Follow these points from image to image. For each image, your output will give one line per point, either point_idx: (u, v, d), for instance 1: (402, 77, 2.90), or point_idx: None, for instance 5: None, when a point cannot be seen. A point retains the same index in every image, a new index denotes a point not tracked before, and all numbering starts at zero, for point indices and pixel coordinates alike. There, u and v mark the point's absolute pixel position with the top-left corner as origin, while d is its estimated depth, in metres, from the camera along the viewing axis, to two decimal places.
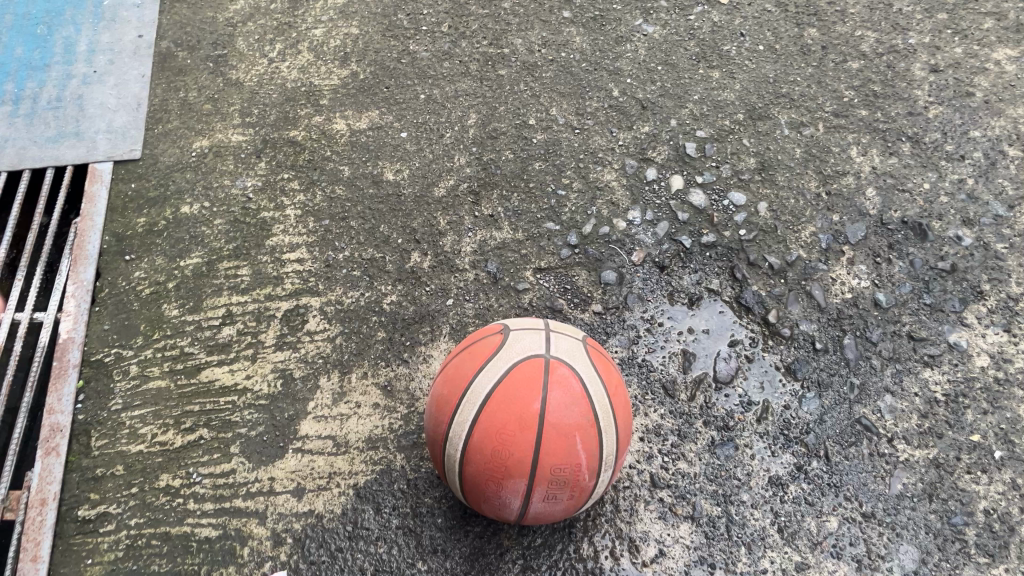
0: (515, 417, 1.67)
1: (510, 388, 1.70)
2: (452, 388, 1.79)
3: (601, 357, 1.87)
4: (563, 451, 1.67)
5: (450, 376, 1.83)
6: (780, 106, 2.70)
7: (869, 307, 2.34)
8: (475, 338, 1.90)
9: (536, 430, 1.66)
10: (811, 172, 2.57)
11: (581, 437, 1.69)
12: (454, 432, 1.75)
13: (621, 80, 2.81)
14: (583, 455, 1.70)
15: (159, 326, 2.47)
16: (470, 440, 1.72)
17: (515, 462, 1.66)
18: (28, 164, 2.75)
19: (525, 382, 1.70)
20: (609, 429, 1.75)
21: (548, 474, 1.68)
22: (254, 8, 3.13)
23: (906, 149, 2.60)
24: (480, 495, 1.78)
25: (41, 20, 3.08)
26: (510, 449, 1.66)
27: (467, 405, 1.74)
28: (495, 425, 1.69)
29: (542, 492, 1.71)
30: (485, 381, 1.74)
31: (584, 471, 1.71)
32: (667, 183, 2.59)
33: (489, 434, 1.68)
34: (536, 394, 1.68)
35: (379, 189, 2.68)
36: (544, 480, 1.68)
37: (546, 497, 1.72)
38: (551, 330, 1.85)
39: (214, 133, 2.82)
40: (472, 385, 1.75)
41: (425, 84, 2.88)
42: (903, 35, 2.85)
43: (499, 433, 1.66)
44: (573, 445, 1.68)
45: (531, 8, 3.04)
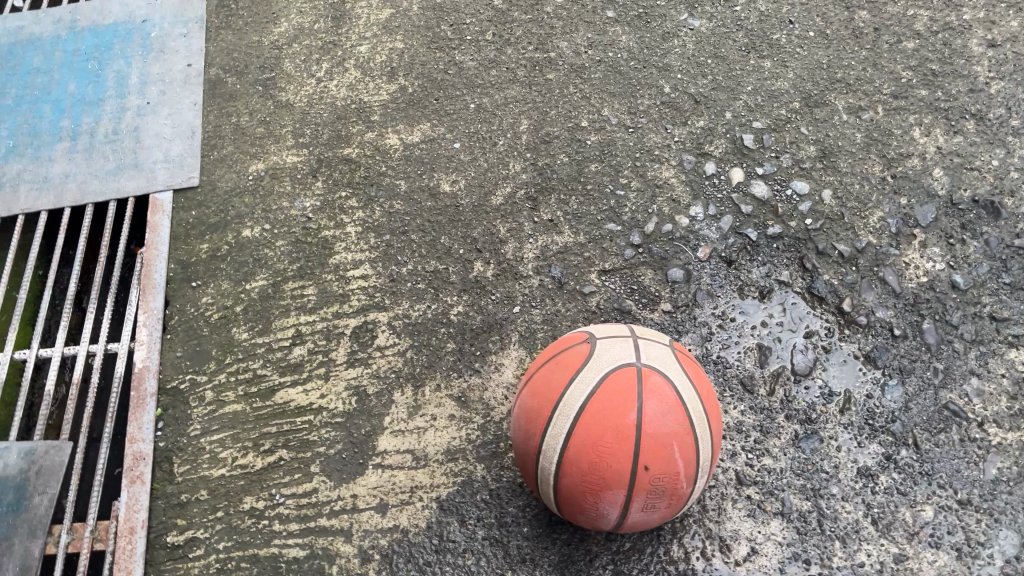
0: (612, 428, 1.65)
1: (604, 399, 1.68)
2: (542, 400, 1.77)
3: (688, 362, 1.85)
4: (662, 460, 1.65)
5: (538, 388, 1.81)
6: (837, 91, 2.67)
7: (946, 290, 2.30)
8: (558, 349, 1.87)
9: (634, 441, 1.64)
10: (874, 156, 2.53)
11: (678, 444, 1.67)
12: (548, 444, 1.74)
13: (671, 76, 2.79)
14: (680, 462, 1.68)
15: (230, 351, 2.49)
16: (566, 452, 1.70)
17: (614, 472, 1.64)
18: (91, 198, 2.79)
19: (619, 392, 1.68)
20: (703, 433, 1.74)
21: (647, 484, 1.66)
22: (298, 28, 3.15)
23: (971, 127, 2.55)
24: (576, 507, 1.77)
25: (91, 55, 3.12)
26: (609, 461, 1.64)
27: (560, 418, 1.72)
28: (592, 437, 1.67)
29: (641, 501, 1.69)
30: (577, 391, 1.72)
31: (682, 478, 1.70)
32: (728, 176, 2.57)
33: (587, 446, 1.66)
34: (632, 405, 1.65)
35: (436, 202, 2.68)
36: (643, 490, 1.67)
37: (645, 506, 1.71)
38: (637, 336, 1.82)
39: (269, 155, 2.85)
40: (564, 396, 1.73)
41: (474, 94, 2.88)
42: (957, 12, 2.79)
43: (597, 445, 1.65)
44: (671, 453, 1.66)
45: (574, 10, 3.02)
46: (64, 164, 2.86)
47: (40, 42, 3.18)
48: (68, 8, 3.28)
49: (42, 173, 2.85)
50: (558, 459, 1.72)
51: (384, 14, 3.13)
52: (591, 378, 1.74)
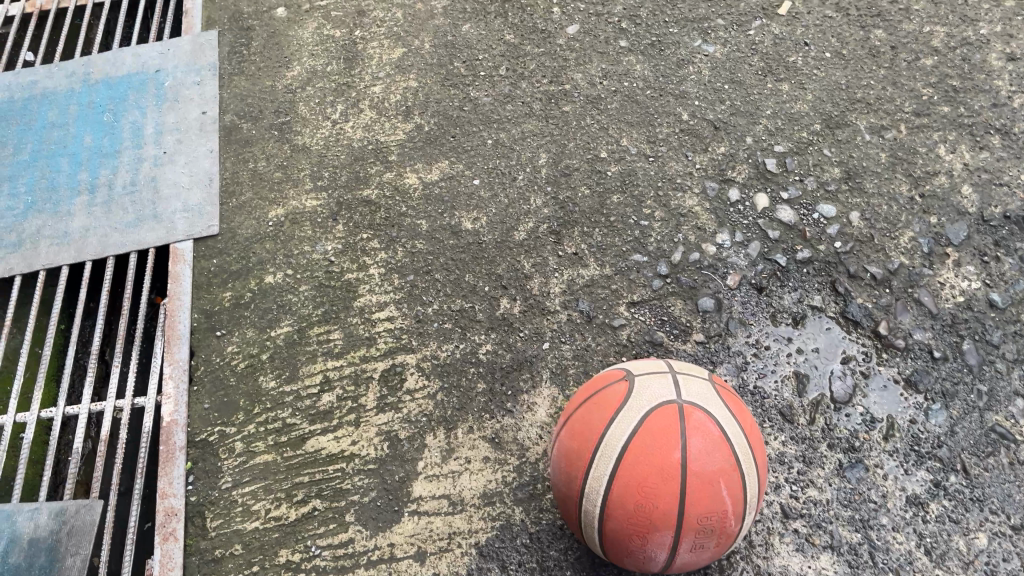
0: (657, 469, 1.60)
1: (647, 438, 1.63)
2: (583, 441, 1.73)
3: (729, 397, 1.81)
4: (709, 499, 1.60)
5: (578, 430, 1.77)
6: (857, 112, 2.65)
7: (984, 310, 2.26)
8: (594, 389, 1.84)
9: (682, 480, 1.59)
10: (900, 176, 2.50)
11: (725, 483, 1.62)
12: (591, 487, 1.69)
13: (689, 103, 2.78)
14: (728, 500, 1.63)
15: (258, 400, 2.46)
16: (610, 495, 1.65)
17: (660, 514, 1.59)
18: (113, 251, 2.77)
19: (662, 432, 1.64)
20: (749, 469, 1.69)
21: (695, 525, 1.60)
22: (311, 71, 3.14)
23: (997, 142, 2.53)
24: (622, 551, 1.71)
25: (106, 108, 3.12)
26: (654, 502, 1.59)
27: (602, 460, 1.68)
28: (635, 478, 1.62)
29: (689, 542, 1.63)
30: (618, 430, 1.68)
31: (731, 517, 1.64)
32: (753, 202, 2.55)
33: (631, 487, 1.61)
34: (675, 444, 1.61)
35: (459, 239, 2.66)
36: (691, 531, 1.61)
37: (694, 547, 1.64)
38: (676, 372, 1.79)
39: (288, 200, 2.83)
40: (606, 438, 1.69)
41: (491, 129, 2.87)
42: (973, 27, 2.78)
43: (642, 486, 1.59)
44: (718, 491, 1.61)
45: (586, 40, 3.01)
46: (83, 217, 2.84)
47: (53, 97, 3.18)
48: (80, 61, 3.28)
49: (61, 228, 2.83)
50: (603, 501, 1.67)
51: (397, 53, 3.13)
52: (632, 418, 1.70)
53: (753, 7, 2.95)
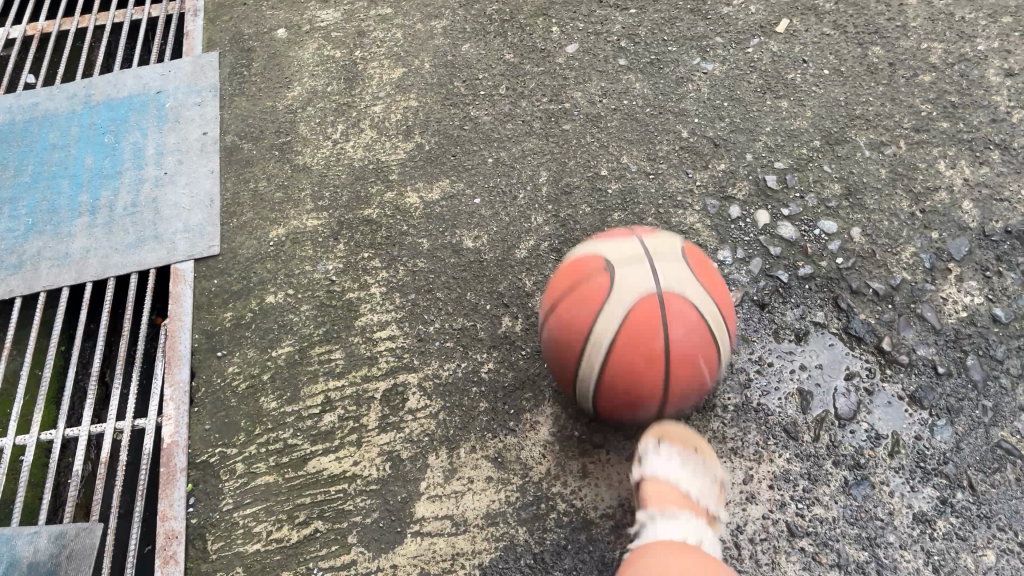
0: (643, 355, 1.68)
1: (632, 326, 1.68)
2: (569, 333, 1.78)
3: (695, 254, 1.85)
4: (691, 371, 1.71)
5: (563, 318, 1.81)
6: (857, 128, 2.64)
7: (987, 325, 2.25)
8: (567, 279, 1.85)
9: (665, 363, 1.69)
10: (900, 191, 2.50)
11: (704, 356, 1.73)
12: (583, 373, 1.79)
13: (688, 120, 2.79)
14: (707, 368, 1.76)
15: (259, 421, 2.45)
16: (600, 379, 1.76)
17: (649, 394, 1.73)
18: (113, 271, 2.77)
19: (645, 318, 1.68)
20: (717, 300, 1.79)
21: (680, 393, 1.75)
22: (311, 92, 3.15)
23: (997, 157, 2.51)
24: (614, 412, 1.86)
25: (107, 129, 3.12)
26: (642, 384, 1.71)
27: (590, 348, 1.75)
28: (625, 365, 1.71)
29: (674, 405, 1.80)
30: (604, 320, 1.71)
31: (709, 374, 1.78)
32: (753, 219, 2.55)
33: (620, 373, 1.72)
34: (658, 331, 1.67)
35: (460, 258, 2.66)
36: (676, 398, 1.76)
37: (677, 405, 1.81)
38: (645, 243, 1.80)
39: (289, 220, 2.83)
40: (592, 331, 1.73)
41: (492, 148, 2.88)
42: (971, 43, 2.77)
43: (631, 375, 1.70)
44: (699, 365, 1.73)
45: (585, 59, 3.02)
46: (84, 239, 2.84)
47: (55, 118, 3.18)
48: (82, 83, 3.29)
49: (62, 249, 2.83)
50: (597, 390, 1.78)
51: (397, 73, 3.14)
52: (614, 304, 1.71)
53: (751, 25, 2.95)
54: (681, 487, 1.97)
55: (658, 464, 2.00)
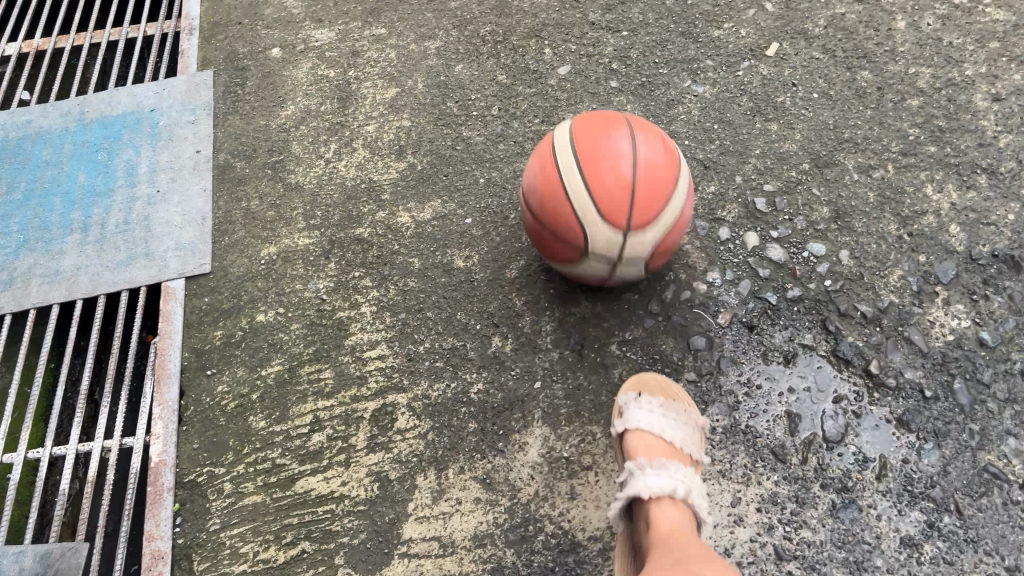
0: (603, 119, 2.07)
1: (588, 116, 2.11)
2: (543, 149, 2.13)
3: None
4: (642, 125, 2.10)
5: (535, 154, 2.16)
6: (845, 151, 2.66)
7: (974, 348, 2.26)
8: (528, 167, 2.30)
9: (622, 118, 2.08)
10: (888, 215, 2.51)
11: (647, 122, 2.13)
12: (562, 155, 2.04)
13: (679, 142, 2.80)
14: (656, 128, 2.12)
15: (248, 440, 2.44)
16: (575, 137, 2.05)
17: (615, 133, 2.02)
18: (104, 289, 2.77)
19: (594, 115, 2.12)
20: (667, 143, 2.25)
21: (639, 128, 2.07)
22: (304, 111, 3.17)
23: (983, 182, 2.51)
24: (602, 195, 1.97)
25: (100, 146, 3.13)
26: (605, 124, 2.05)
27: (563, 139, 2.07)
28: (588, 125, 2.06)
29: (644, 138, 2.04)
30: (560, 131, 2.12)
31: (662, 135, 2.12)
32: (742, 241, 2.56)
33: (588, 128, 2.04)
34: (607, 115, 2.09)
35: (451, 277, 2.66)
36: (639, 129, 2.06)
37: (649, 140, 2.04)
38: None
39: (280, 239, 2.84)
40: (559, 130, 2.11)
41: (484, 168, 2.89)
42: (958, 68, 2.75)
43: (596, 122, 2.05)
44: (645, 123, 2.12)
45: (577, 81, 3.04)
46: (75, 256, 2.84)
47: (49, 135, 3.19)
48: (77, 101, 3.30)
49: (53, 266, 2.83)
50: (573, 156, 2.02)
51: (390, 93, 3.16)
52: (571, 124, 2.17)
53: (742, 47, 2.97)
54: (666, 437, 2.08)
55: (642, 416, 2.11)
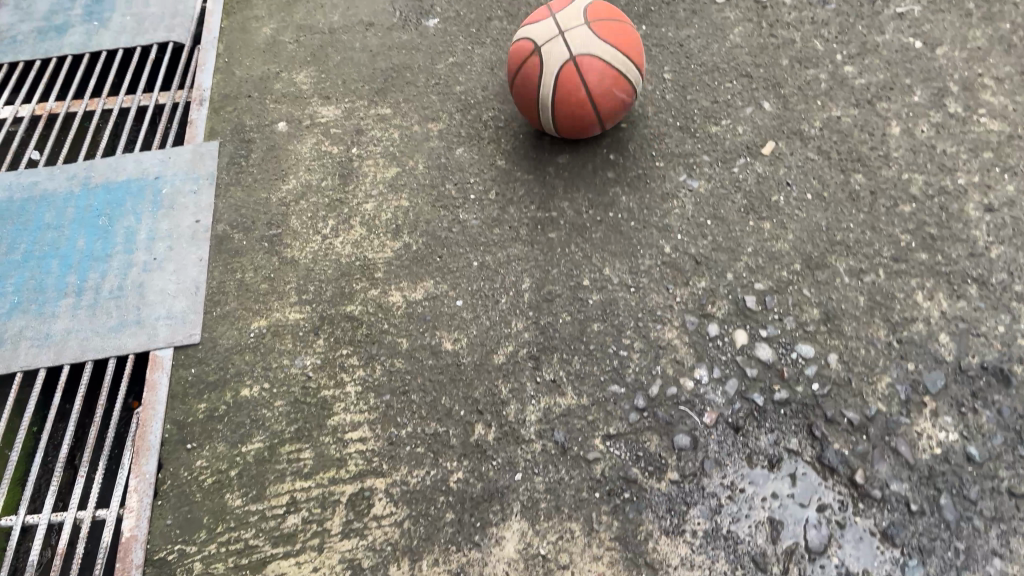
0: (577, 108, 2.75)
1: (565, 88, 2.71)
2: (529, 104, 2.84)
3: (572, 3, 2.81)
4: (611, 95, 2.73)
5: (521, 89, 2.82)
6: (836, 254, 2.66)
7: (961, 463, 2.22)
8: (514, 84, 2.84)
9: (593, 94, 2.71)
10: (878, 320, 2.50)
11: (616, 86, 2.73)
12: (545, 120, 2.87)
13: (672, 236, 2.83)
14: (620, 93, 2.76)
15: (222, 519, 2.40)
16: (556, 118, 2.82)
17: (587, 117, 2.78)
18: (91, 355, 2.77)
19: (569, 75, 2.68)
20: (626, 63, 2.74)
21: (608, 109, 2.78)
22: (305, 186, 3.21)
23: (974, 292, 2.50)
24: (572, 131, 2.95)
25: (102, 211, 3.17)
26: (580, 114, 2.77)
27: (546, 115, 2.82)
28: (564, 112, 2.78)
29: (609, 117, 2.84)
30: (545, 108, 2.80)
31: (624, 97, 2.79)
32: (731, 338, 2.56)
33: (566, 114, 2.78)
34: (580, 78, 2.68)
35: (438, 360, 2.65)
36: (606, 115, 2.80)
37: (611, 117, 2.85)
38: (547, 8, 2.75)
39: (271, 312, 2.84)
40: (541, 97, 2.77)
41: (478, 252, 2.91)
42: (951, 175, 2.77)
43: (572, 114, 2.78)
44: (613, 93, 2.74)
45: (575, 170, 3.08)
46: (67, 320, 2.85)
47: (52, 198, 3.24)
48: (83, 165, 3.36)
49: (44, 329, 2.84)
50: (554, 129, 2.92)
51: (390, 172, 3.21)
52: (550, 75, 2.70)
53: (738, 145, 3.01)
54: None
55: None
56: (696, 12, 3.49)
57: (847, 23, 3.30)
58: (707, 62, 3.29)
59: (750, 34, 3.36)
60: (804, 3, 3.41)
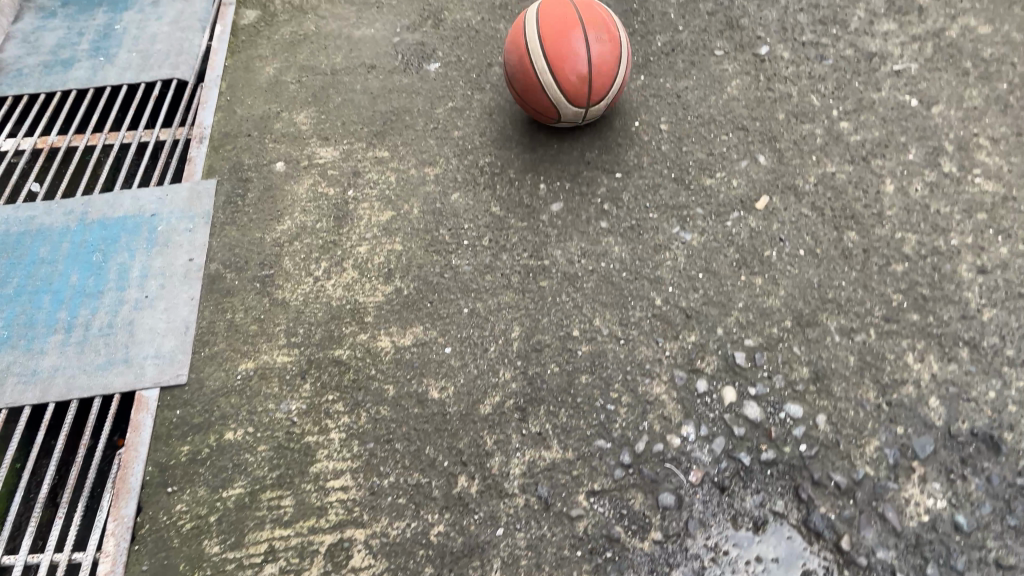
0: (559, 14, 2.88)
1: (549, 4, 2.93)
2: (517, 38, 2.98)
3: None
4: (593, 11, 2.92)
5: (512, 37, 3.03)
6: (828, 312, 2.65)
7: (949, 532, 2.19)
8: (507, 47, 3.06)
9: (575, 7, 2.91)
10: (868, 381, 2.48)
11: (598, 9, 2.95)
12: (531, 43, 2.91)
13: (663, 288, 2.82)
14: (604, 16, 2.94)
15: (199, 566, 2.37)
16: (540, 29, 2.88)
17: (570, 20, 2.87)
18: (77, 393, 2.75)
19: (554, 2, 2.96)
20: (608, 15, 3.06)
21: (592, 24, 2.88)
22: (300, 227, 3.22)
23: (965, 355, 2.48)
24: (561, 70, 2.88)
25: (97, 247, 3.18)
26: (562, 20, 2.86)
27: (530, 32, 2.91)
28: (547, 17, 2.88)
29: (593, 36, 2.87)
30: (529, 20, 2.93)
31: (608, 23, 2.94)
32: (720, 395, 2.53)
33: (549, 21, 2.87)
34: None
35: (424, 408, 2.62)
36: (590, 27, 2.88)
37: (597, 40, 2.88)
38: None
39: (259, 354, 2.83)
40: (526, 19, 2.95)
41: (469, 298, 2.90)
42: (944, 236, 2.76)
43: (555, 23, 2.87)
44: (596, 11, 2.94)
45: (568, 218, 3.08)
46: (55, 357, 2.84)
47: (48, 232, 3.25)
48: (81, 200, 3.38)
49: (31, 365, 2.83)
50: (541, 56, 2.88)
51: (385, 215, 3.22)
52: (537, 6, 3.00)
53: (732, 198, 3.01)
54: None
55: None
56: (695, 64, 3.52)
57: (844, 79, 3.32)
58: (704, 114, 3.31)
59: (747, 87, 3.37)
60: (802, 58, 3.44)
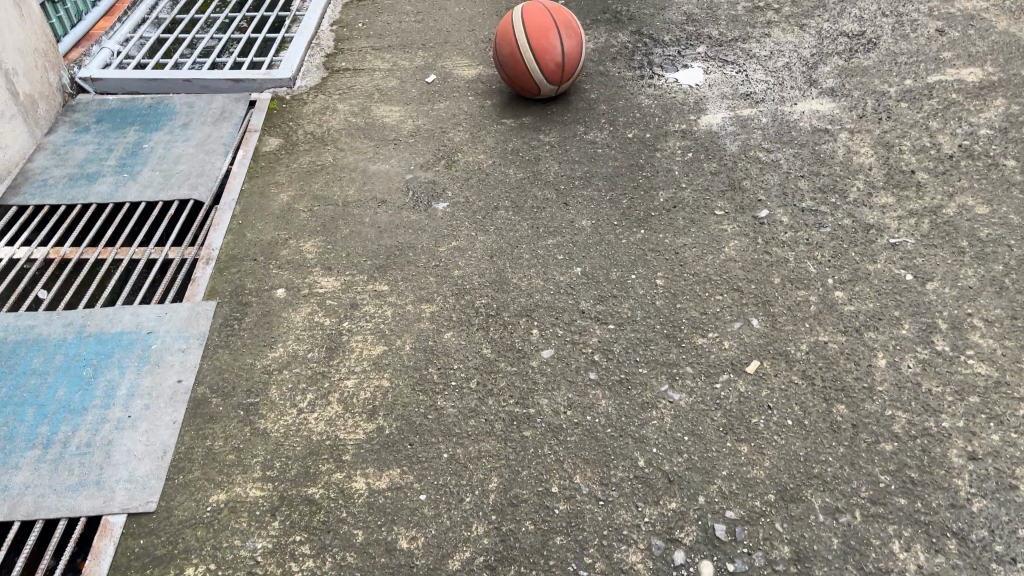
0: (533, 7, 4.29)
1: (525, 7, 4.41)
2: (504, 31, 4.31)
3: None
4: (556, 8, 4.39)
5: (499, 32, 4.36)
6: (813, 487, 2.58)
7: None
8: (498, 45, 4.33)
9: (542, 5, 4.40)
10: (850, 566, 2.38)
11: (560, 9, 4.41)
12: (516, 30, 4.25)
13: (647, 447, 2.76)
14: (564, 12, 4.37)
15: None
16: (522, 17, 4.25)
17: (543, 11, 4.27)
18: (43, 513, 2.69)
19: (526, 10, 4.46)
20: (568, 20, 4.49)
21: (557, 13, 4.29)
22: (291, 355, 3.23)
23: (952, 547, 2.38)
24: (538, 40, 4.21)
25: (89, 361, 3.21)
26: (535, 11, 4.28)
27: (516, 23, 4.26)
28: (526, 11, 4.27)
29: (561, 20, 4.27)
30: (513, 20, 4.28)
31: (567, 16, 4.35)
32: (697, 569, 2.43)
33: (527, 13, 4.26)
34: None
35: (391, 558, 2.54)
36: (557, 14, 4.28)
37: (565, 29, 4.25)
38: None
39: (233, 486, 2.79)
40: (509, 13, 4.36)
41: (450, 442, 2.86)
42: (935, 417, 2.72)
43: (531, 15, 4.24)
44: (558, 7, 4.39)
45: (558, 366, 3.08)
46: (28, 473, 2.81)
47: (44, 343, 3.29)
48: (82, 313, 3.43)
49: (3, 481, 2.80)
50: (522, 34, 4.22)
51: (377, 349, 3.23)
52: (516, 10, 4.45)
53: (723, 359, 3.01)
54: None
55: None
56: (695, 222, 3.60)
57: (840, 248, 3.37)
58: (700, 272, 3.36)
59: (745, 249, 3.43)
60: (800, 224, 3.51)
